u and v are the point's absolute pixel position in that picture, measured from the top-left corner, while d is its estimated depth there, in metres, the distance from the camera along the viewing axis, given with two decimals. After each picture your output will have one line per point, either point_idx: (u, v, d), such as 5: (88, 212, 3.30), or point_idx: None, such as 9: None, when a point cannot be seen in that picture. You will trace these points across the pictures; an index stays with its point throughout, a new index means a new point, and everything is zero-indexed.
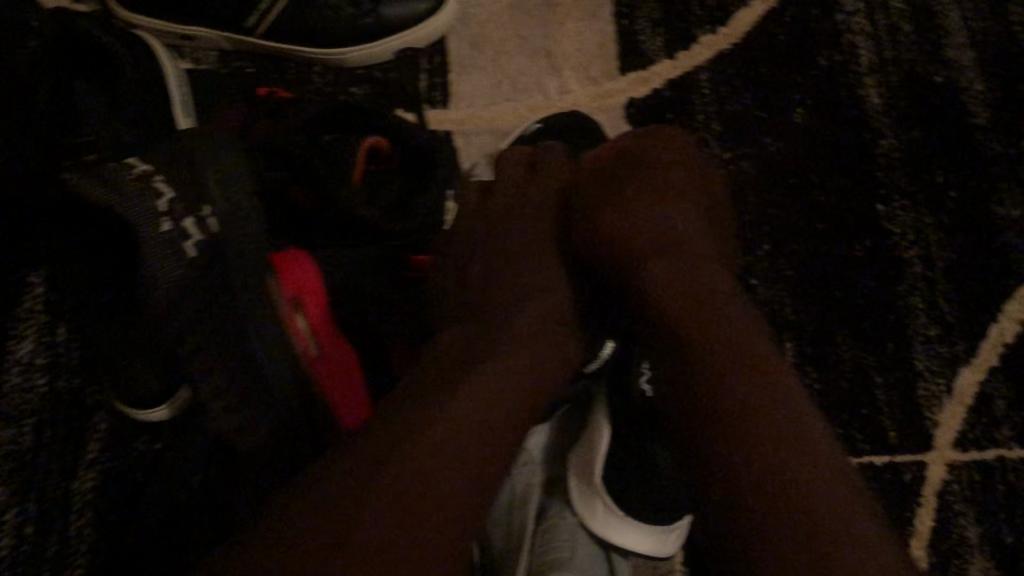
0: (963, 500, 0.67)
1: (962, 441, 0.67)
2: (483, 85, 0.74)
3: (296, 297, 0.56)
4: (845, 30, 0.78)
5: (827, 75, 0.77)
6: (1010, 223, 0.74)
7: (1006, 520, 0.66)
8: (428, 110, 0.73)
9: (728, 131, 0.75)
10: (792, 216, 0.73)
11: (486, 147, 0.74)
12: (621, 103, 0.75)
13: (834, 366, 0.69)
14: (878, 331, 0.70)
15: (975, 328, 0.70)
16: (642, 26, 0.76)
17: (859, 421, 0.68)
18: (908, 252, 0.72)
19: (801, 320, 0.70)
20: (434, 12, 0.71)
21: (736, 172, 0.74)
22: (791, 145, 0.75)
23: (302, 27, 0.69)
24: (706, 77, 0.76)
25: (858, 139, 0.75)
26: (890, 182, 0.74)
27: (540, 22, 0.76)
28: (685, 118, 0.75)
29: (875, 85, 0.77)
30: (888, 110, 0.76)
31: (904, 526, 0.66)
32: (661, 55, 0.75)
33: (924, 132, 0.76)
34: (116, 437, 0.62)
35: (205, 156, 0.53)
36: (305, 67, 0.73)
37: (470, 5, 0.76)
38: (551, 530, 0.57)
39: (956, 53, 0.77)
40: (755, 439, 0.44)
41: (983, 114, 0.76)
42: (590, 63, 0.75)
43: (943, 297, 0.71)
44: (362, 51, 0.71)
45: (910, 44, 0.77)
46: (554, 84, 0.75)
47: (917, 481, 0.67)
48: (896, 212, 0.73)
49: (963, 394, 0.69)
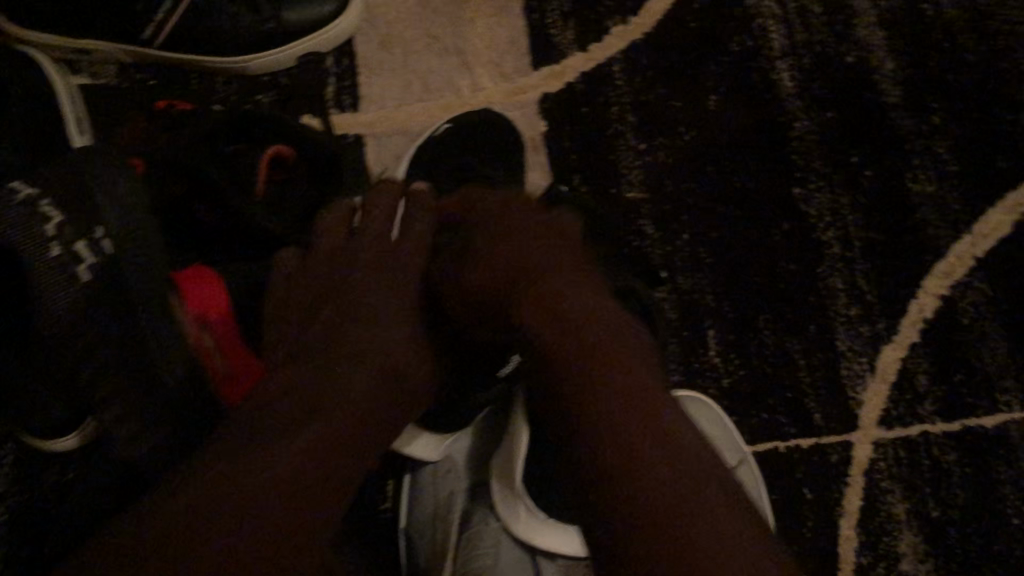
0: (889, 477, 0.67)
1: (886, 419, 0.68)
2: (392, 86, 0.73)
3: (198, 313, 0.54)
4: (755, 15, 0.77)
5: (739, 60, 0.76)
6: (926, 198, 0.74)
7: (932, 494, 0.67)
8: (334, 115, 0.72)
9: (643, 121, 0.74)
10: (709, 204, 0.73)
11: (398, 149, 0.72)
12: (535, 98, 0.74)
13: (757, 351, 0.69)
14: (799, 314, 0.70)
15: (895, 305, 0.71)
16: (552, 19, 0.75)
17: (786, 405, 0.68)
18: (825, 234, 0.72)
19: (723, 308, 0.70)
20: (339, 14, 0.70)
21: (653, 162, 0.73)
22: (705, 133, 0.75)
23: (200, 35, 0.67)
24: (618, 68, 0.75)
25: (772, 123, 0.75)
26: (806, 164, 0.74)
27: (448, 20, 0.75)
28: (599, 111, 0.74)
29: (787, 68, 0.77)
30: (801, 93, 0.76)
31: (833, 507, 0.67)
32: (573, 48, 0.75)
33: (837, 113, 0.76)
34: (25, 468, 0.61)
35: (94, 175, 0.50)
36: (207, 76, 0.71)
37: (376, 5, 0.74)
38: (474, 536, 0.57)
39: (865, 34, 0.78)
40: (627, 477, 0.43)
41: (894, 92, 0.77)
42: (501, 59, 0.74)
43: (862, 276, 0.72)
44: (264, 58, 0.70)
45: (820, 26, 0.77)
46: (465, 82, 0.74)
47: (844, 461, 0.67)
48: (812, 194, 0.73)
49: (885, 372, 0.69)
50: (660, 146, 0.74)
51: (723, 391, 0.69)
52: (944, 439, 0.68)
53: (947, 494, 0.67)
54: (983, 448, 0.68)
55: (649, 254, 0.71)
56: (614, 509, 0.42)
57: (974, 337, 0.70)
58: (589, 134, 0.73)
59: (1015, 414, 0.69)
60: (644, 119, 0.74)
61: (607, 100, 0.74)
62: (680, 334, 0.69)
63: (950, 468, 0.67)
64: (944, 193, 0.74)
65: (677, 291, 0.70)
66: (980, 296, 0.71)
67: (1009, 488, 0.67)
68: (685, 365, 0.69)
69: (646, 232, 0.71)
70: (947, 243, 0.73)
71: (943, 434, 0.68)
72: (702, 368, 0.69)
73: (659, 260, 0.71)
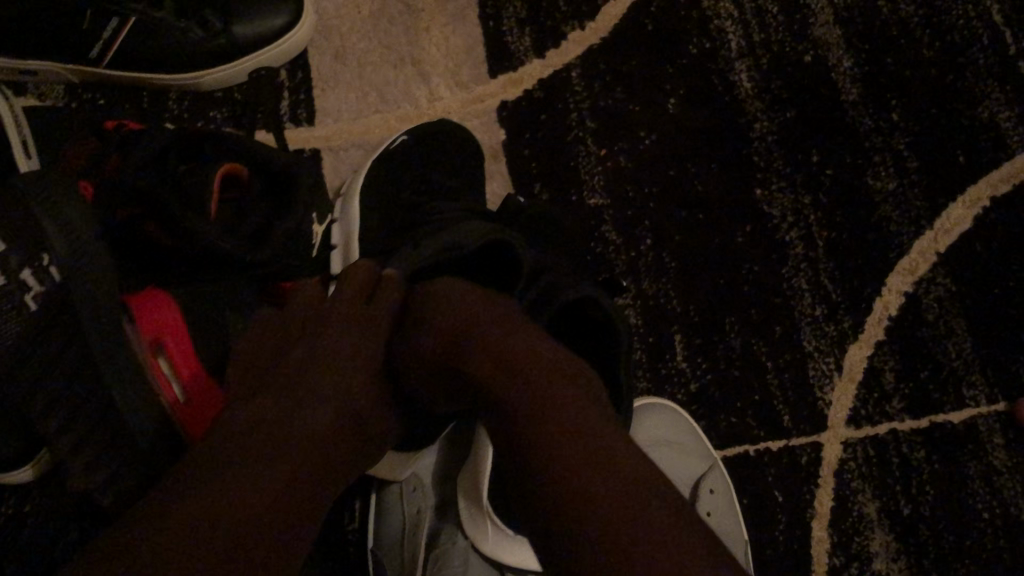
0: (859, 476, 0.67)
1: (855, 418, 0.68)
2: (348, 98, 0.72)
3: (153, 333, 0.53)
4: (713, 16, 0.76)
5: (698, 62, 0.76)
6: (886, 195, 0.75)
7: (903, 491, 0.67)
8: (288, 130, 0.70)
9: (603, 127, 0.74)
10: (672, 208, 0.72)
11: (355, 162, 0.71)
12: (493, 107, 0.73)
13: (724, 355, 0.69)
14: (765, 315, 0.70)
15: (859, 303, 0.71)
16: (509, 25, 0.74)
17: (755, 408, 0.68)
18: (788, 234, 0.72)
19: (689, 312, 0.69)
20: (292, 27, 0.69)
21: (614, 167, 0.73)
22: (666, 136, 0.74)
23: (150, 52, 0.66)
24: (576, 73, 0.74)
25: (732, 124, 0.75)
26: (767, 165, 0.74)
27: (402, 29, 0.74)
28: (559, 118, 0.73)
29: (745, 69, 0.76)
30: (760, 93, 0.76)
31: (805, 509, 0.66)
32: (530, 54, 0.74)
33: (797, 113, 0.76)
34: None
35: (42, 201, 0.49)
36: (158, 94, 0.69)
37: (328, 17, 0.73)
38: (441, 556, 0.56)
39: (822, 32, 0.77)
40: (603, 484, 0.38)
41: (852, 90, 0.77)
42: (457, 68, 0.73)
43: (827, 275, 0.72)
44: (216, 73, 0.69)
45: (778, 25, 0.77)
46: (423, 92, 0.73)
47: (815, 462, 0.67)
48: (774, 195, 0.73)
49: (852, 371, 0.69)
50: (620, 152, 0.73)
51: (691, 397, 0.68)
52: (912, 436, 0.68)
53: (918, 491, 0.67)
54: (950, 443, 0.68)
55: (613, 261, 0.70)
56: (603, 552, 0.35)
57: (939, 332, 0.71)
58: (549, 141, 0.73)
59: (981, 408, 0.69)
60: (605, 125, 0.74)
61: (566, 106, 0.73)
62: (647, 341, 0.68)
63: (920, 465, 0.68)
64: (903, 189, 0.75)
65: (643, 297, 0.69)
66: (943, 291, 0.72)
67: (977, 482, 0.68)
68: (653, 372, 0.68)
69: (610, 238, 0.71)
70: (909, 240, 0.74)
71: (912, 431, 0.68)
72: (670, 374, 0.68)
73: (623, 266, 0.70)
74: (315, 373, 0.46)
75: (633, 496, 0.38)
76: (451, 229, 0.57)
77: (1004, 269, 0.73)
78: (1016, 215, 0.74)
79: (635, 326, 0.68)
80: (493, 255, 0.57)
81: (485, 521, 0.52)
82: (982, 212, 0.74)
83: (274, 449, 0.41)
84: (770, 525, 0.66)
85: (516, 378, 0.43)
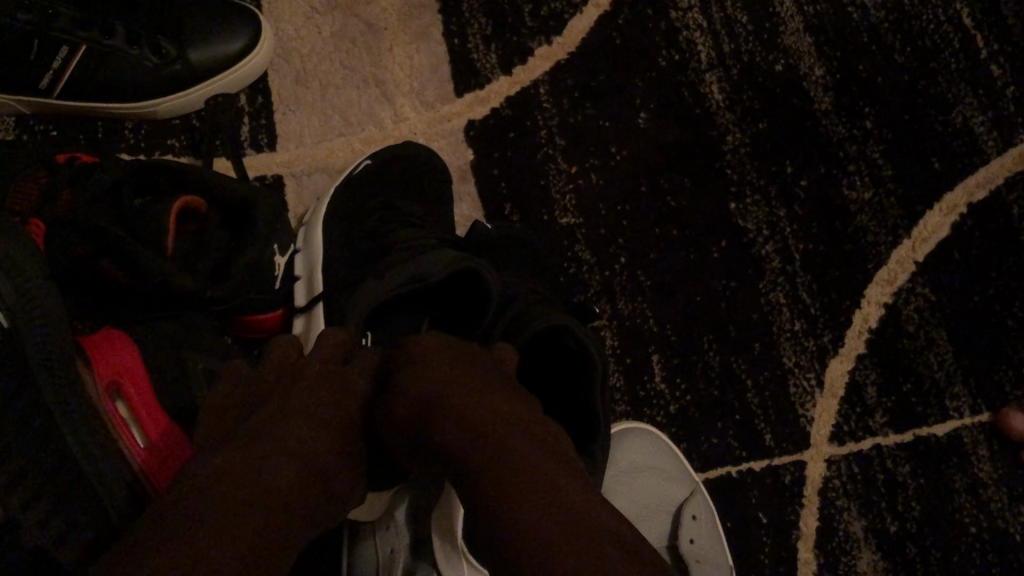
0: (845, 494, 0.65)
1: (838, 434, 0.66)
2: (310, 122, 0.70)
3: (113, 381, 0.51)
4: (681, 27, 0.75)
5: (667, 75, 0.74)
6: (863, 204, 0.74)
7: (889, 509, 0.66)
8: (248, 157, 0.68)
9: (573, 144, 0.72)
10: (645, 225, 0.71)
11: (320, 189, 0.70)
12: (460, 126, 0.71)
13: (702, 375, 0.67)
14: (744, 333, 0.69)
15: (840, 315, 0.70)
16: (473, 43, 0.72)
17: (736, 428, 0.66)
18: (765, 248, 0.71)
19: (666, 332, 0.68)
20: (248, 53, 0.67)
21: (585, 185, 0.71)
22: (637, 151, 0.73)
23: (103, 81, 0.64)
24: (544, 90, 0.72)
25: (704, 138, 0.74)
26: (741, 178, 0.73)
27: (365, 49, 0.72)
28: (527, 137, 0.71)
29: (717, 80, 0.75)
30: (732, 105, 0.75)
31: (789, 531, 0.65)
32: (496, 72, 0.72)
33: (769, 123, 0.75)
34: None
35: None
36: (113, 123, 0.67)
37: (288, 38, 0.71)
38: None
39: (792, 40, 0.76)
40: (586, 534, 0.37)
41: (825, 98, 0.76)
42: (422, 88, 0.72)
43: (805, 288, 0.70)
44: (171, 101, 0.66)
45: (748, 34, 0.76)
46: (387, 113, 0.71)
47: (798, 482, 0.65)
48: (749, 209, 0.72)
49: (834, 386, 0.68)
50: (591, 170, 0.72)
51: (671, 419, 0.66)
52: (897, 451, 0.67)
53: (903, 507, 0.66)
54: (935, 457, 0.67)
55: (588, 281, 0.69)
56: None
57: (920, 343, 0.70)
58: (518, 160, 0.71)
59: (965, 420, 0.68)
60: (575, 142, 0.72)
61: (534, 124, 0.72)
62: (623, 364, 0.66)
63: (905, 480, 0.66)
64: (879, 198, 0.74)
65: (618, 318, 0.67)
66: (923, 301, 0.71)
67: (964, 496, 0.66)
68: (632, 395, 0.66)
69: (583, 258, 0.69)
70: (887, 250, 0.73)
71: (895, 445, 0.67)
72: (648, 397, 0.66)
73: (597, 286, 0.68)
74: (289, 425, 0.45)
75: (614, 554, 0.37)
76: (416, 259, 0.55)
77: (983, 276, 0.72)
78: (993, 221, 0.74)
79: (611, 348, 0.67)
80: (461, 282, 0.56)
81: (459, 559, 0.51)
82: (958, 220, 0.74)
83: (246, 498, 0.40)
84: (754, 548, 0.65)
85: (495, 426, 0.43)
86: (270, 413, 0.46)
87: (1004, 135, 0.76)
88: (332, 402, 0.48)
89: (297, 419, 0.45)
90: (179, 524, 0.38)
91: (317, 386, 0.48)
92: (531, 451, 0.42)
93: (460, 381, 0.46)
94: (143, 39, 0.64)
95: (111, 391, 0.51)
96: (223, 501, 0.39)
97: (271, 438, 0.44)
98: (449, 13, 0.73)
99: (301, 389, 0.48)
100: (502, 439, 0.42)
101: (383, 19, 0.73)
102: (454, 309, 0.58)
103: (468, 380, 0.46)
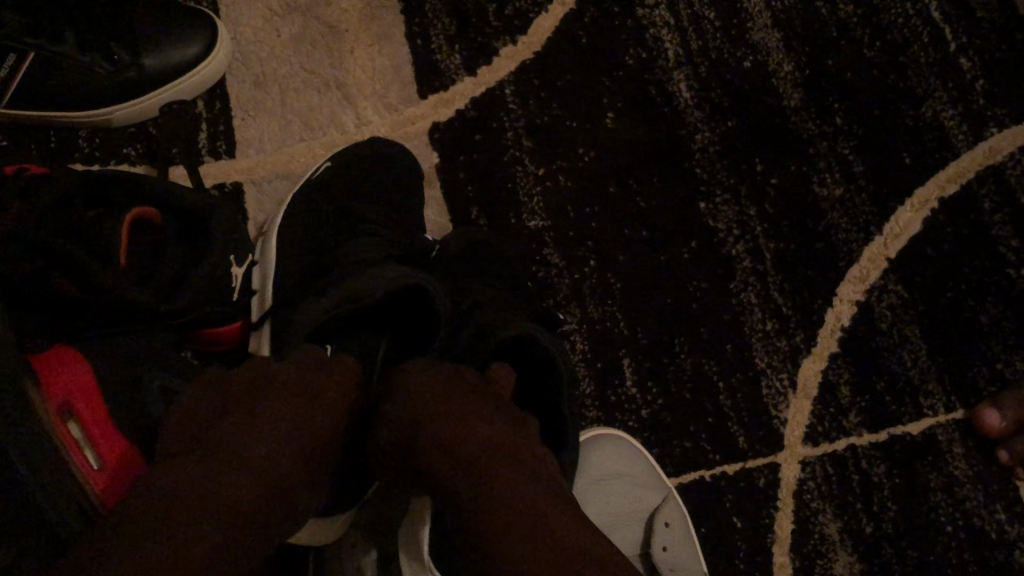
0: (821, 496, 0.64)
1: (812, 435, 0.65)
2: (270, 127, 0.69)
3: (63, 400, 0.49)
4: (647, 25, 0.74)
5: (635, 75, 0.73)
6: (833, 202, 0.73)
7: (865, 510, 0.65)
8: (204, 164, 0.67)
9: (540, 145, 0.71)
10: (614, 226, 0.70)
11: (280, 196, 0.68)
12: (424, 128, 0.70)
13: (674, 377, 0.66)
14: (716, 335, 0.68)
15: (812, 315, 0.69)
16: (436, 44, 0.71)
17: (710, 431, 0.65)
18: (735, 248, 0.70)
19: (637, 335, 0.67)
20: (205, 58, 0.66)
21: (553, 188, 0.70)
22: (605, 152, 0.72)
23: (53, 89, 0.62)
24: (509, 90, 0.71)
25: (672, 136, 0.73)
26: (710, 177, 0.72)
27: (325, 52, 0.71)
28: (492, 138, 0.70)
29: (684, 78, 0.74)
30: (700, 103, 0.74)
31: (763, 534, 0.63)
32: (460, 73, 0.71)
33: (738, 121, 0.74)
34: None
35: None
36: (66, 132, 0.65)
37: (247, 42, 0.70)
38: None
39: (760, 37, 0.76)
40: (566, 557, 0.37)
41: (794, 95, 0.75)
42: (385, 91, 0.70)
43: (776, 287, 0.70)
44: (125, 109, 0.65)
45: (716, 32, 0.75)
46: (349, 117, 0.70)
47: (772, 484, 0.64)
48: (719, 208, 0.71)
49: (806, 387, 0.67)
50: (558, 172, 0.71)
51: (643, 423, 0.65)
52: (872, 451, 0.66)
53: (879, 508, 0.65)
54: (911, 455, 0.66)
55: (556, 285, 0.68)
56: None
57: (893, 341, 0.69)
58: (484, 163, 0.70)
59: (940, 418, 0.67)
60: (541, 143, 0.71)
61: (499, 125, 0.70)
62: (593, 368, 0.65)
63: (880, 480, 0.65)
64: (849, 195, 0.74)
65: (587, 322, 0.66)
66: (894, 298, 0.71)
67: (940, 494, 0.65)
68: (602, 400, 0.65)
69: (551, 261, 0.68)
70: (858, 248, 0.72)
71: (870, 445, 0.66)
72: (620, 402, 0.65)
73: (566, 290, 0.67)
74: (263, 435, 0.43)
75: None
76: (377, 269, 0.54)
77: (954, 272, 0.72)
78: (963, 217, 0.74)
79: (580, 353, 0.66)
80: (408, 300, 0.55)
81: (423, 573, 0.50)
82: (929, 215, 0.74)
83: (212, 508, 0.39)
84: (728, 552, 0.64)
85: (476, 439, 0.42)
86: (244, 418, 0.44)
87: (972, 130, 0.76)
88: (309, 410, 0.46)
89: (269, 429, 0.44)
90: (141, 537, 0.36)
91: (294, 395, 0.46)
92: (510, 477, 0.41)
93: (443, 396, 0.44)
94: (95, 43, 0.62)
95: (60, 411, 0.49)
96: (188, 514, 0.38)
97: (240, 444, 0.42)
98: (412, 14, 0.71)
99: (276, 396, 0.46)
100: (483, 464, 0.41)
101: (343, 21, 0.71)
102: (407, 320, 0.57)
103: (451, 395, 0.44)
